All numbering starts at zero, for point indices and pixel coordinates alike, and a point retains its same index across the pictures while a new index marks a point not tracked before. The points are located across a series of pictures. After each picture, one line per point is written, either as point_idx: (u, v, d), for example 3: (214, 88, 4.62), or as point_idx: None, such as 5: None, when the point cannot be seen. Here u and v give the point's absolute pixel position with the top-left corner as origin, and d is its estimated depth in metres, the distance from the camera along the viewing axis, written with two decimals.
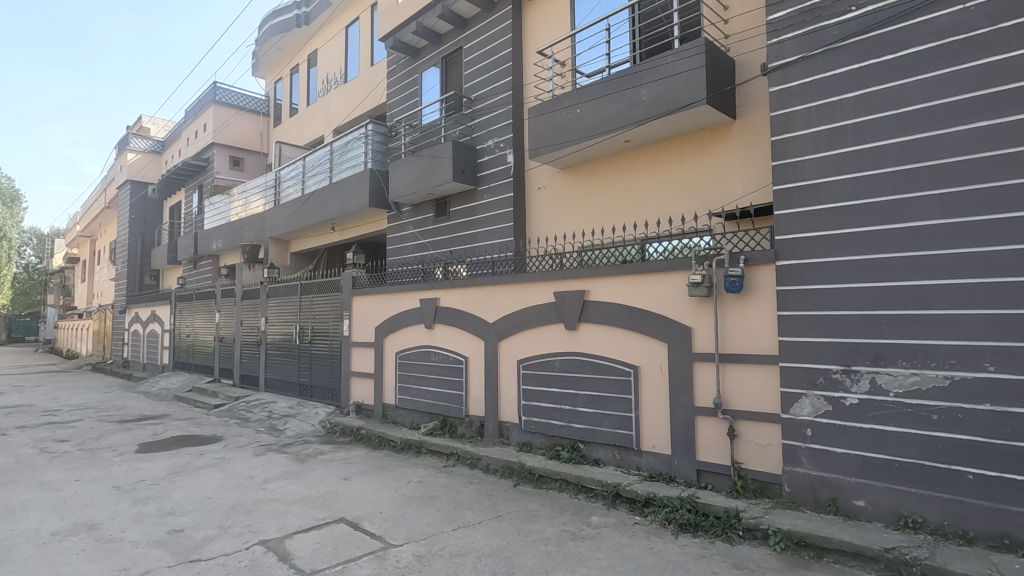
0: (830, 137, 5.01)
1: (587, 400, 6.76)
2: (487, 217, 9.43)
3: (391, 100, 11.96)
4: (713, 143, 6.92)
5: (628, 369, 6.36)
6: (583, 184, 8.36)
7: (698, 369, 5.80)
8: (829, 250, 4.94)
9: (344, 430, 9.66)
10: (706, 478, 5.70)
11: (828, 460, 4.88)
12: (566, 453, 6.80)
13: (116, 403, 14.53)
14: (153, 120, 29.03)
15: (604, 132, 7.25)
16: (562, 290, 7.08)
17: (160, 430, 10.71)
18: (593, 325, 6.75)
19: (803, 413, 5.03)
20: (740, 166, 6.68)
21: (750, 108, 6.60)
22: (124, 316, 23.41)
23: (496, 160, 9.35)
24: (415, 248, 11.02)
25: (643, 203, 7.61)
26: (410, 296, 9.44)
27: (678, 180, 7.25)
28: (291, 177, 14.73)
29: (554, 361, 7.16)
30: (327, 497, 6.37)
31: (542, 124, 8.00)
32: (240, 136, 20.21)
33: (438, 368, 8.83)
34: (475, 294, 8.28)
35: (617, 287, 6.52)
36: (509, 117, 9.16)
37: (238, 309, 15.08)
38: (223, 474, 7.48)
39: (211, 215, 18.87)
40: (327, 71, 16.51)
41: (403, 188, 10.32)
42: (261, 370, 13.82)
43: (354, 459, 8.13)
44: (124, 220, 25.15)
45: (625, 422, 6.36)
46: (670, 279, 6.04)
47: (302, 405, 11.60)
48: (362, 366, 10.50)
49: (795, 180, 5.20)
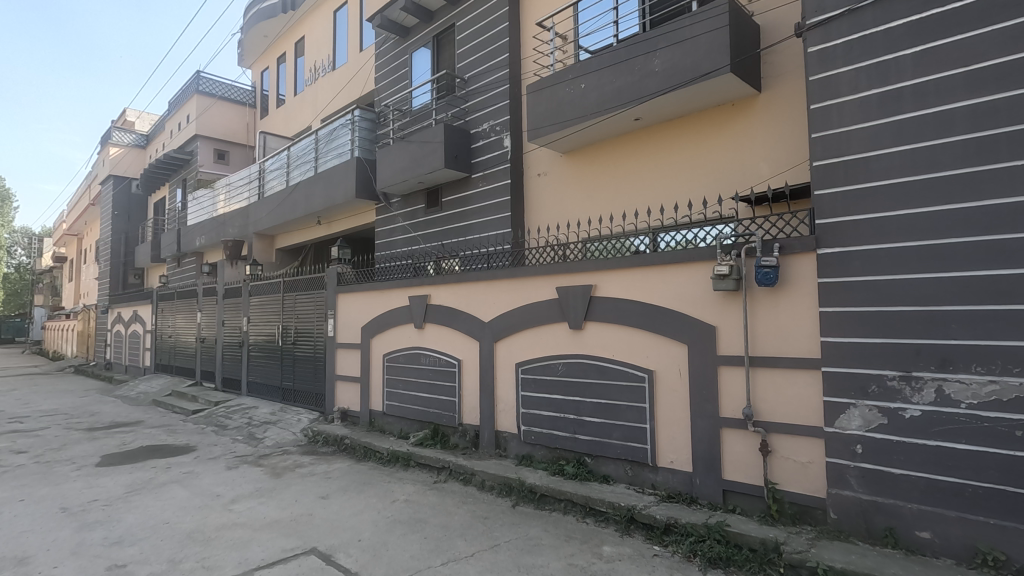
0: (883, 103, 4.27)
1: (595, 408, 5.99)
2: (482, 206, 8.67)
3: (379, 84, 11.19)
4: (735, 119, 6.18)
5: (641, 373, 5.60)
6: (588, 168, 7.60)
7: (723, 374, 5.05)
8: (881, 235, 4.21)
9: (327, 439, 8.89)
10: (733, 499, 4.95)
11: (883, 482, 4.14)
12: (572, 467, 6.05)
13: (89, 408, 13.69)
14: (138, 113, 28.25)
15: (611, 108, 6.49)
16: (566, 285, 6.32)
17: (130, 439, 9.91)
18: (601, 324, 5.99)
19: (852, 427, 4.28)
20: (766, 143, 5.94)
21: (779, 78, 5.85)
22: (107, 316, 22.56)
23: (492, 144, 8.57)
24: (404, 241, 10.27)
25: (656, 188, 6.86)
26: (399, 293, 8.66)
27: (695, 161, 6.49)
28: (275, 169, 13.92)
29: (556, 364, 6.40)
30: (300, 521, 5.59)
31: (543, 101, 7.24)
32: (225, 128, 19.41)
33: (429, 372, 8.06)
34: (469, 290, 7.51)
35: (628, 281, 5.76)
36: (505, 97, 8.38)
37: (219, 308, 14.27)
38: (188, 492, 6.68)
39: (194, 210, 18.03)
40: (314, 58, 15.70)
41: (391, 176, 9.54)
42: (243, 373, 13.02)
43: (335, 472, 7.37)
44: (107, 216, 24.25)
45: (638, 434, 5.61)
46: (690, 272, 5.29)
47: (284, 411, 10.81)
48: (348, 369, 9.71)
49: (841, 154, 4.45)
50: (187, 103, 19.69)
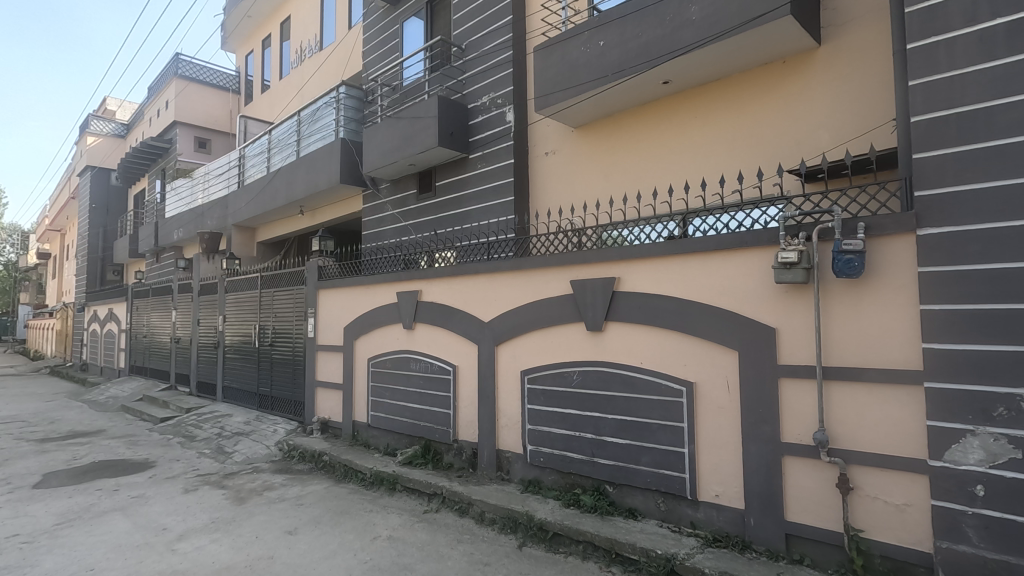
0: (1012, 37, 3.23)
1: (618, 428, 4.95)
2: (481, 190, 7.61)
3: (367, 58, 10.11)
4: (786, 80, 5.17)
5: (678, 386, 4.57)
6: (604, 144, 6.58)
7: (787, 389, 4.03)
8: (1013, 210, 3.17)
9: (303, 455, 7.82)
10: (799, 547, 3.93)
11: (1017, 538, 3.09)
12: (589, 498, 5.01)
13: (50, 415, 12.50)
14: (119, 102, 27.16)
15: (636, 67, 5.46)
16: (583, 279, 5.27)
17: (83, 453, 8.79)
18: (625, 325, 4.96)
19: (971, 463, 3.25)
20: (825, 107, 4.94)
21: (844, 27, 4.83)
22: (83, 314, 21.36)
23: (493, 120, 7.51)
24: (393, 231, 9.22)
25: (687, 163, 5.84)
26: (387, 288, 7.60)
27: (736, 131, 5.48)
28: (255, 155, 12.81)
29: (571, 373, 5.36)
30: (256, 567, 4.52)
31: (553, 63, 6.20)
32: (206, 114, 18.30)
33: (419, 379, 7.02)
34: (467, 285, 6.45)
35: (661, 273, 4.74)
36: (507, 66, 7.32)
37: (195, 306, 13.15)
38: (129, 525, 5.59)
39: (172, 200, 16.87)
40: (300, 39, 14.60)
41: (379, 158, 8.47)
42: (218, 377, 11.93)
43: (309, 497, 6.31)
44: (85, 209, 23.05)
45: (674, 460, 4.58)
46: (740, 260, 4.25)
47: (259, 420, 9.73)
48: (329, 374, 8.64)
49: (952, 105, 3.42)
50: (166, 88, 18.50)
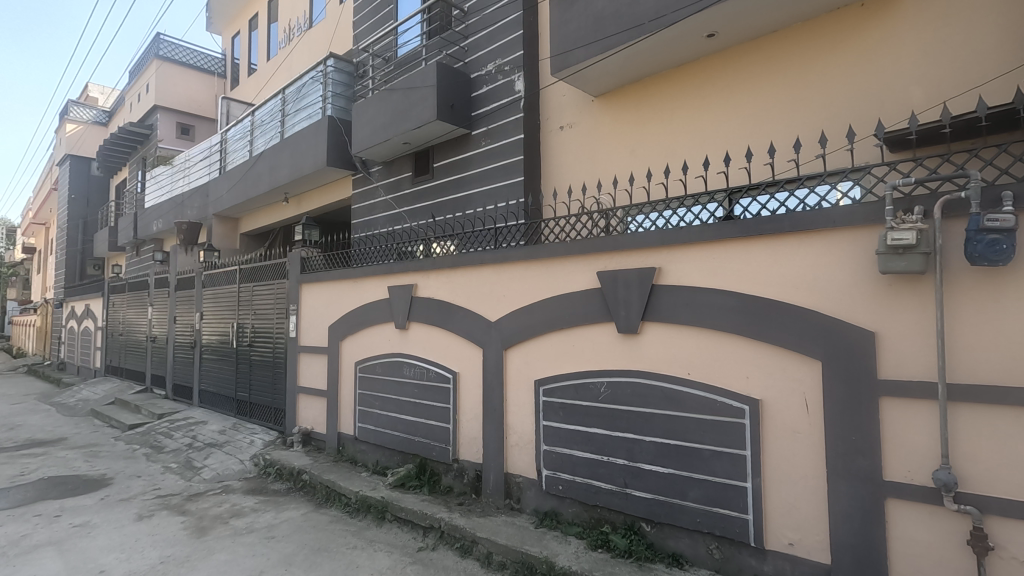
0: None
1: (658, 453, 4.01)
2: (485, 170, 6.66)
3: (359, 29, 9.12)
4: (865, 29, 4.26)
5: (738, 405, 3.62)
6: (629, 113, 5.66)
7: (890, 411, 3.09)
8: None
9: (281, 472, 6.85)
10: None
11: None
12: (622, 539, 4.06)
13: (10, 420, 11.46)
14: (101, 90, 26.08)
15: (679, 12, 4.46)
16: (613, 270, 4.31)
17: (33, 467, 7.77)
18: (667, 326, 4.02)
19: None
20: (916, 58, 4.05)
21: None
22: (60, 310, 20.29)
23: (500, 89, 6.54)
24: (385, 219, 8.27)
25: (735, 132, 4.93)
26: (376, 283, 6.64)
27: (799, 92, 4.57)
28: (237, 139, 11.82)
29: (597, 385, 4.41)
30: None
31: (573, 16, 5.24)
32: (189, 100, 17.29)
33: (413, 387, 6.06)
34: (470, 279, 5.48)
35: (715, 261, 3.80)
36: (517, 27, 6.35)
37: (171, 303, 12.14)
38: (61, 566, 4.59)
39: (152, 189, 15.83)
40: (287, 17, 13.55)
41: (368, 136, 7.50)
42: (194, 379, 10.94)
43: (283, 527, 5.34)
44: (64, 200, 21.95)
45: (732, 497, 3.63)
46: (826, 244, 3.30)
47: (235, 428, 8.76)
48: (312, 379, 7.68)
49: None
50: (147, 71, 17.44)
